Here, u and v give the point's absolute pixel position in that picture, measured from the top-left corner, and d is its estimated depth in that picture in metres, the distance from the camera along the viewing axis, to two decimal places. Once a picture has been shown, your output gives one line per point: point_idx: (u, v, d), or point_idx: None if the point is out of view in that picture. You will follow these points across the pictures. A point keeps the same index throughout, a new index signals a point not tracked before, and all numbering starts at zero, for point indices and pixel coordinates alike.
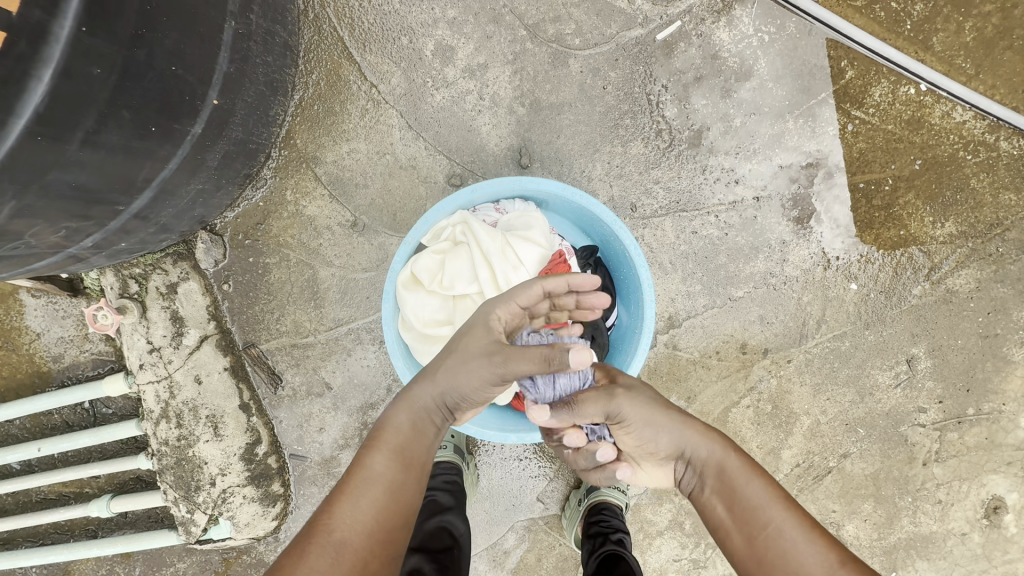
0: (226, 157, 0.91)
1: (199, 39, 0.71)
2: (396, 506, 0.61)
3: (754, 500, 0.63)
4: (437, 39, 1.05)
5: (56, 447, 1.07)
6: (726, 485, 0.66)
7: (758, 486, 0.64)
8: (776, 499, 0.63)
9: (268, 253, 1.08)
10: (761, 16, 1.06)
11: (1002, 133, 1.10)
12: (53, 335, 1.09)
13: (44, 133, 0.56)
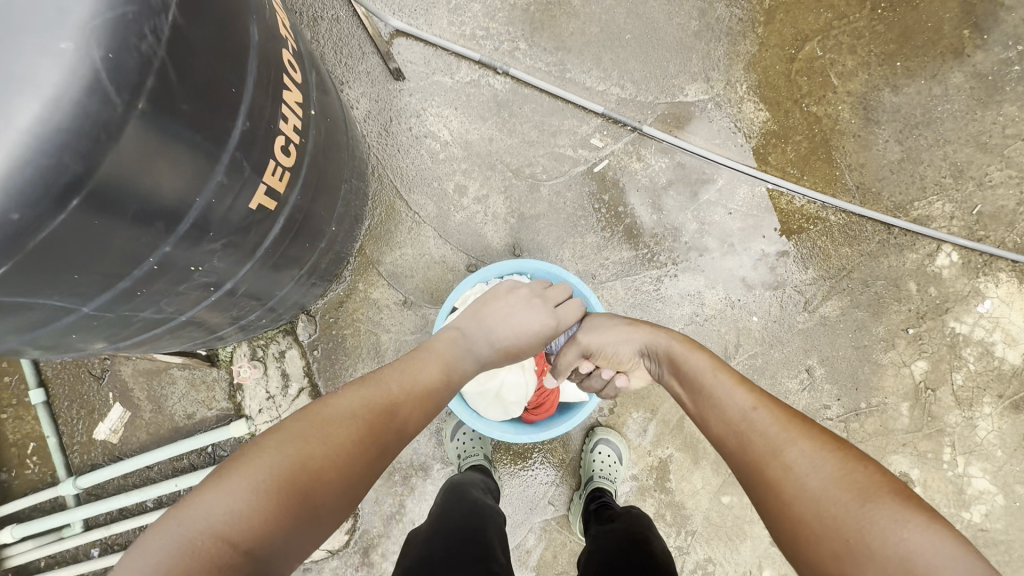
0: (328, 263, 1.43)
1: (329, 196, 1.26)
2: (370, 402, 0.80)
3: (710, 377, 0.95)
4: (455, 181, 1.63)
5: (188, 482, 1.44)
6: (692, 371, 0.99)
7: (720, 370, 0.96)
8: (724, 373, 0.95)
9: (345, 326, 1.56)
10: (660, 151, 1.66)
11: (829, 210, 1.67)
12: (190, 397, 1.52)
13: (267, 250, 1.07)
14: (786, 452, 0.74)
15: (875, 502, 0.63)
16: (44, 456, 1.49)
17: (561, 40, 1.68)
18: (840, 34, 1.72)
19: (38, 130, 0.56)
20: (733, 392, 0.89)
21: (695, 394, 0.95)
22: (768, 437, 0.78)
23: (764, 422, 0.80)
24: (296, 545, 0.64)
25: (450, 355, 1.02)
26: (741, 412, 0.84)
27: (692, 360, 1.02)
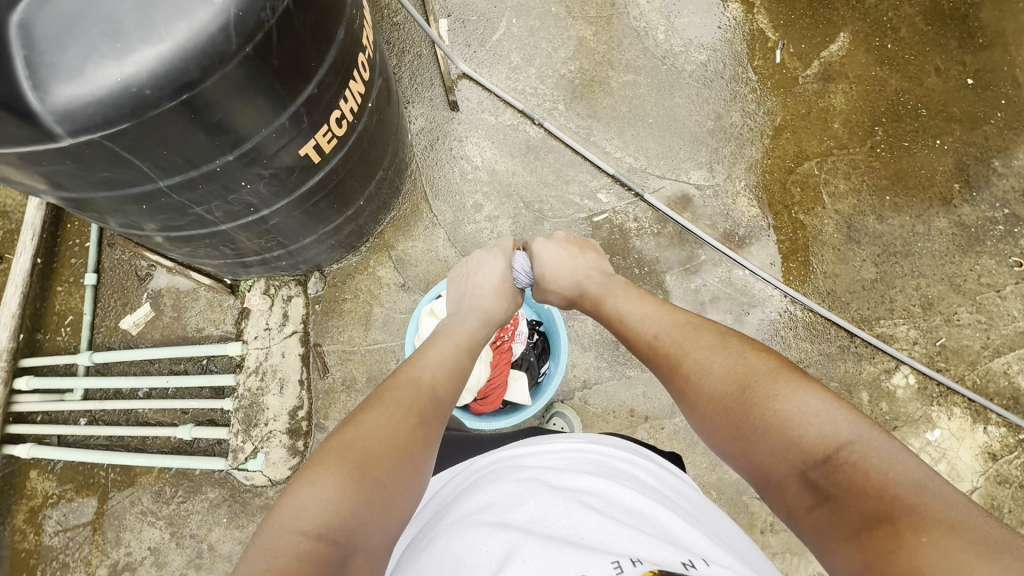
0: (350, 232, 1.70)
1: (365, 176, 1.55)
2: (357, 441, 0.81)
3: (631, 309, 1.19)
4: (475, 199, 1.90)
5: (179, 381, 1.66)
6: (615, 305, 1.24)
7: (643, 303, 1.20)
8: (642, 304, 1.19)
9: (347, 291, 1.80)
10: (656, 219, 1.90)
11: (796, 306, 1.82)
12: (205, 314, 1.77)
13: (302, 196, 1.35)
14: (694, 360, 0.99)
15: (761, 379, 0.87)
16: (75, 329, 1.76)
17: (594, 110, 2.00)
18: (838, 161, 1.95)
19: (178, 47, 0.83)
20: (654, 320, 1.13)
21: (620, 326, 1.19)
22: (678, 355, 1.02)
23: (677, 343, 1.04)
24: (373, 521, 0.73)
25: (451, 357, 1.13)
26: (658, 338, 1.08)
27: (613, 297, 1.26)
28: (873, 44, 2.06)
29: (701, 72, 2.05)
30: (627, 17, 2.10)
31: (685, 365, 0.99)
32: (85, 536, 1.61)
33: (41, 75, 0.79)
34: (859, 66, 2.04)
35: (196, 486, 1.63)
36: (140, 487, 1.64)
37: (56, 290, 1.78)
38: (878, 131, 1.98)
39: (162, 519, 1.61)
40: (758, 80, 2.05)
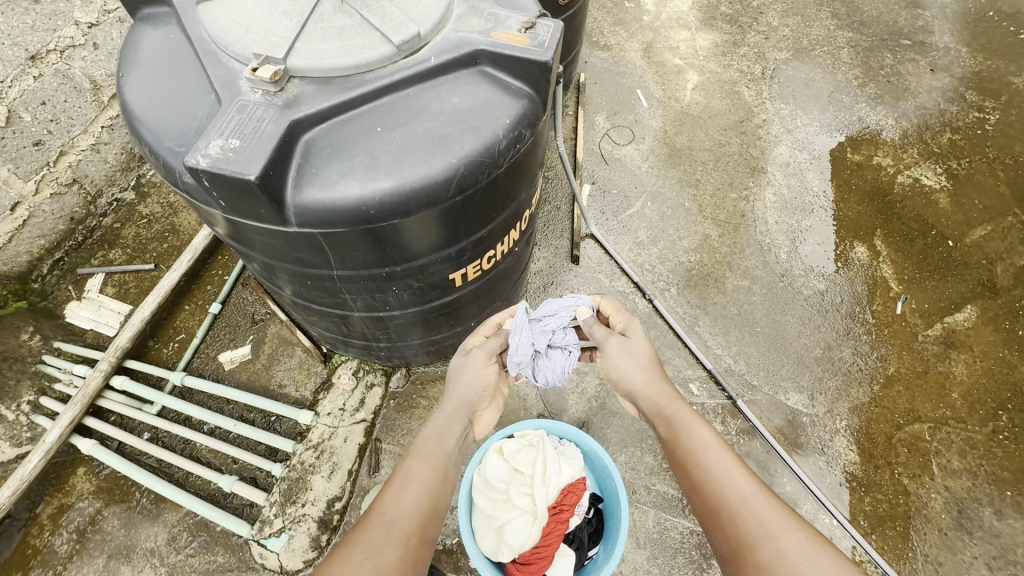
0: (449, 345, 1.79)
1: (484, 304, 1.66)
2: None
3: (709, 452, 0.93)
4: None
5: (244, 430, 1.69)
6: (696, 444, 0.95)
7: (723, 451, 0.93)
8: (730, 456, 0.92)
9: (425, 397, 1.83)
10: (744, 429, 1.83)
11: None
12: (293, 374, 1.86)
13: (431, 309, 1.46)
14: (776, 549, 0.80)
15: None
16: (180, 347, 1.89)
17: (704, 302, 2.07)
18: (954, 433, 1.83)
19: (411, 186, 0.97)
20: (730, 477, 0.90)
21: (696, 471, 0.92)
22: (755, 537, 0.82)
23: (764, 522, 0.83)
24: None
25: (429, 478, 1.00)
26: (742, 499, 0.86)
27: (690, 430, 0.97)
28: (1001, 326, 2.04)
29: (817, 298, 2.10)
30: (754, 229, 2.25)
31: (762, 551, 0.81)
32: (89, 555, 1.57)
33: (299, 178, 0.94)
34: (985, 343, 2.01)
35: (211, 543, 1.58)
36: (162, 524, 1.61)
37: (183, 307, 1.96)
38: (1003, 415, 1.86)
39: (165, 566, 1.55)
40: (875, 324, 2.05)
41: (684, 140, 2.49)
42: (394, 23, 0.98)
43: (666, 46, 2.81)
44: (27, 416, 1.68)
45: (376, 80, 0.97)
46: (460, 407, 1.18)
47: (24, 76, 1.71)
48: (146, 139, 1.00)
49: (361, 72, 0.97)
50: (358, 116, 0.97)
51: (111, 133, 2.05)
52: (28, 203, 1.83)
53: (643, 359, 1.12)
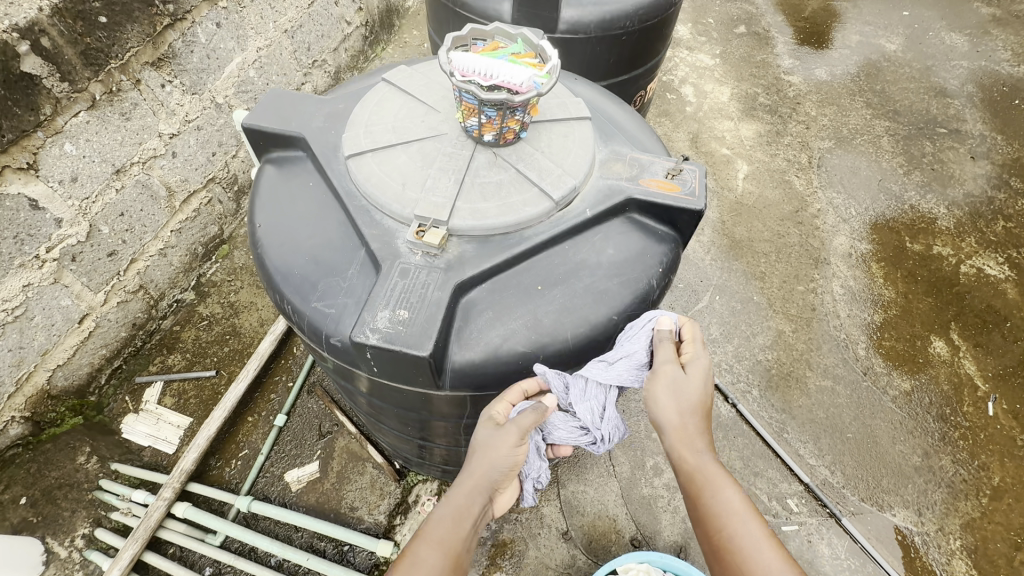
0: None
1: None
2: None
3: (737, 525, 0.81)
4: (656, 460, 1.83)
5: (319, 565, 1.53)
6: (722, 510, 0.83)
7: (753, 520, 0.81)
8: (757, 526, 0.80)
9: (507, 520, 1.70)
10: (854, 552, 1.69)
11: None
12: (365, 495, 1.72)
13: None
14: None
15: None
16: (243, 465, 1.75)
17: (790, 405, 1.97)
18: None
19: (576, 344, 0.90)
20: (753, 549, 0.78)
21: (717, 538, 0.82)
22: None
23: None
24: None
25: (436, 570, 0.81)
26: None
27: (720, 492, 0.83)
28: None
29: (905, 400, 2.01)
30: (828, 324, 2.19)
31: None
32: None
33: (460, 341, 0.88)
34: None
35: None
36: None
37: (245, 419, 1.85)
38: None
39: None
40: (968, 427, 1.96)
41: (743, 230, 2.47)
42: (552, 178, 0.95)
43: (712, 135, 2.87)
44: (80, 553, 1.52)
45: (534, 235, 0.93)
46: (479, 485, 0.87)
47: (108, 189, 1.69)
48: (286, 294, 0.94)
49: (520, 229, 0.93)
50: (516, 274, 0.93)
51: (178, 236, 2.02)
52: (95, 314, 1.76)
53: (689, 400, 0.88)
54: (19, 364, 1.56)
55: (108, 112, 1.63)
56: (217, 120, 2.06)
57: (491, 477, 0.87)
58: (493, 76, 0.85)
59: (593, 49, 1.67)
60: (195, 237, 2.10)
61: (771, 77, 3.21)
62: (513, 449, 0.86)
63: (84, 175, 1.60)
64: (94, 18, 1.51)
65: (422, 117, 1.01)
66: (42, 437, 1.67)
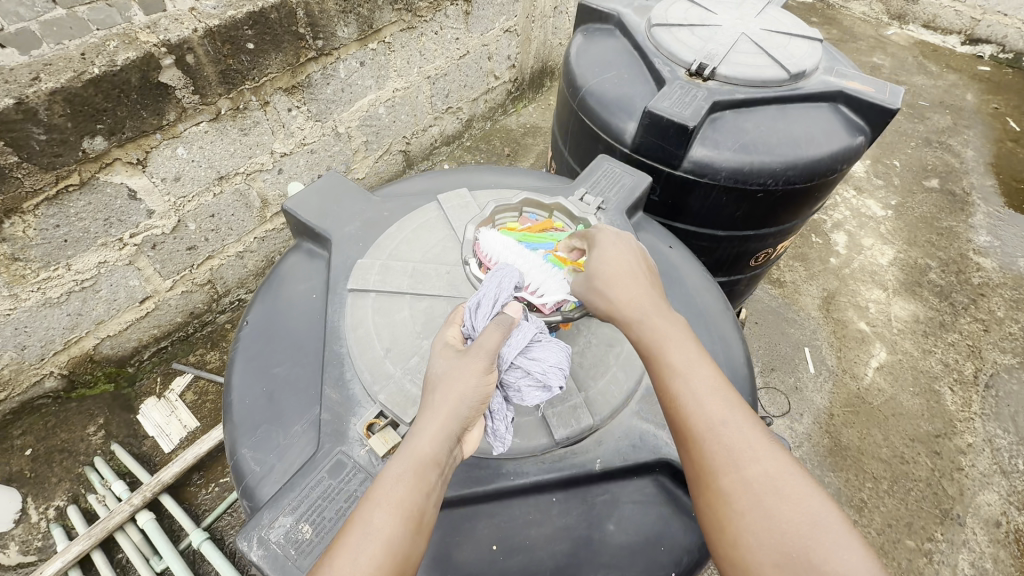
0: None
1: None
2: None
3: (691, 375, 0.75)
4: None
5: None
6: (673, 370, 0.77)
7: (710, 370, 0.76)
8: (710, 377, 0.76)
9: None
10: None
11: None
12: None
13: None
14: (753, 475, 0.68)
15: (824, 525, 0.63)
16: (218, 493, 1.72)
17: None
18: None
19: None
20: (699, 401, 0.74)
21: (665, 394, 0.76)
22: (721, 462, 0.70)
23: (742, 449, 0.70)
24: None
25: (394, 535, 0.59)
26: (727, 421, 0.72)
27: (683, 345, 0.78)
28: None
29: None
30: None
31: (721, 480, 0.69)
32: None
33: None
34: None
35: None
36: None
37: None
38: None
39: None
40: None
41: (854, 436, 1.97)
42: (564, 408, 0.81)
43: (852, 300, 2.38)
44: (46, 524, 1.57)
45: (515, 474, 0.79)
46: (448, 423, 0.65)
47: (205, 193, 1.77)
48: (229, 419, 0.82)
49: (500, 459, 0.79)
50: (471, 517, 0.77)
51: (260, 244, 2.09)
52: (157, 297, 1.85)
53: (632, 263, 0.85)
54: (74, 327, 1.67)
55: (228, 125, 1.70)
56: (331, 148, 2.12)
57: (459, 419, 0.65)
58: (535, 289, 0.83)
59: (716, 199, 1.42)
60: (275, 247, 2.16)
61: (954, 252, 2.61)
62: (482, 377, 0.65)
63: (187, 176, 1.69)
64: (243, 43, 1.58)
65: (448, 266, 0.85)
66: (72, 394, 1.78)
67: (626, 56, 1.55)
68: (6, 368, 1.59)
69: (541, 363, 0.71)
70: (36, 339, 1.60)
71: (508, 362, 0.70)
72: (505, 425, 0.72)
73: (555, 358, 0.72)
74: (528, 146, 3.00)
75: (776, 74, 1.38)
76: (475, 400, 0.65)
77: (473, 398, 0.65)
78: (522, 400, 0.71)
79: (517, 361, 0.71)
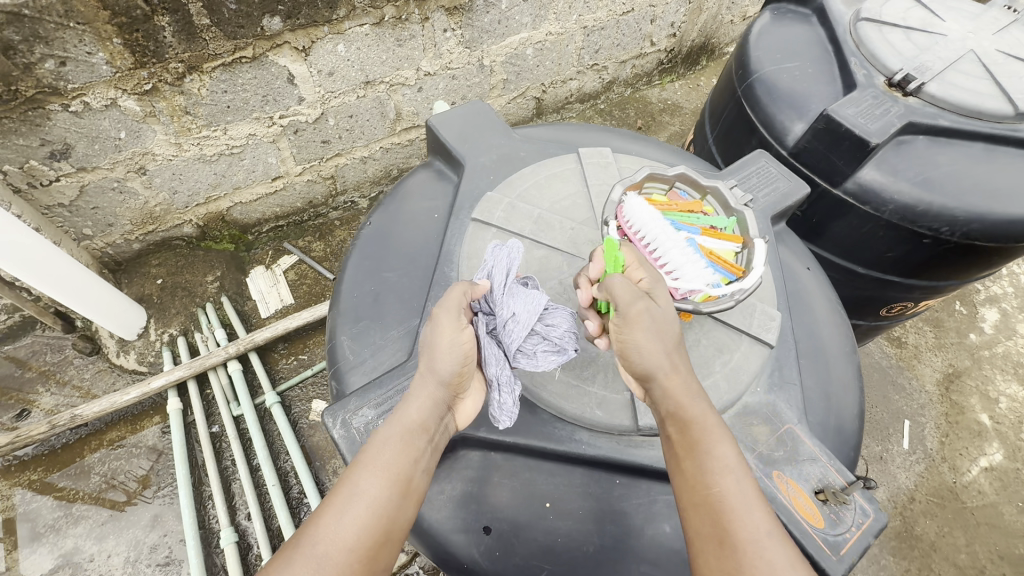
0: None
1: None
2: None
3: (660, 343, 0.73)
4: None
5: (274, 497, 1.57)
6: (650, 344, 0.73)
7: (747, 477, 0.67)
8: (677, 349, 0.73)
9: None
10: None
11: None
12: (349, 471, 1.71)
13: None
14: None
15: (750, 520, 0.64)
16: (295, 367, 1.89)
17: None
18: None
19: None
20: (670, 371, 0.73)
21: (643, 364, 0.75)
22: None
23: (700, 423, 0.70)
24: None
25: (381, 500, 0.65)
26: (755, 541, 0.62)
27: (716, 447, 0.68)
28: None
29: None
30: None
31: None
32: (97, 504, 1.61)
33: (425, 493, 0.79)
34: None
35: None
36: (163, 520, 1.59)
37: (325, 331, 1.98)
38: None
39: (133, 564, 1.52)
40: None
41: (931, 529, 1.77)
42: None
43: (981, 387, 2.08)
44: (160, 344, 1.83)
45: (585, 444, 0.78)
46: (434, 385, 0.71)
47: (351, 93, 1.86)
48: (336, 304, 0.88)
49: (576, 424, 0.79)
50: (532, 468, 0.79)
51: (384, 153, 2.18)
52: (287, 179, 2.00)
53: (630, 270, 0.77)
54: (216, 187, 1.85)
55: (388, 33, 1.75)
56: (472, 78, 2.13)
57: (445, 384, 0.71)
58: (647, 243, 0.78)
59: (870, 232, 1.26)
60: (396, 161, 2.26)
61: None
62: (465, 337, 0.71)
63: (339, 73, 1.77)
64: None
65: (575, 223, 0.83)
66: (201, 243, 2.01)
67: (817, 48, 1.37)
68: (157, 206, 1.78)
69: (557, 328, 0.74)
70: (185, 188, 1.79)
71: (527, 329, 0.71)
72: (512, 397, 0.72)
73: (570, 324, 0.75)
74: (663, 124, 2.84)
75: (999, 107, 1.16)
76: (459, 361, 0.71)
77: (455, 358, 0.71)
78: (536, 367, 0.73)
79: (535, 328, 0.73)
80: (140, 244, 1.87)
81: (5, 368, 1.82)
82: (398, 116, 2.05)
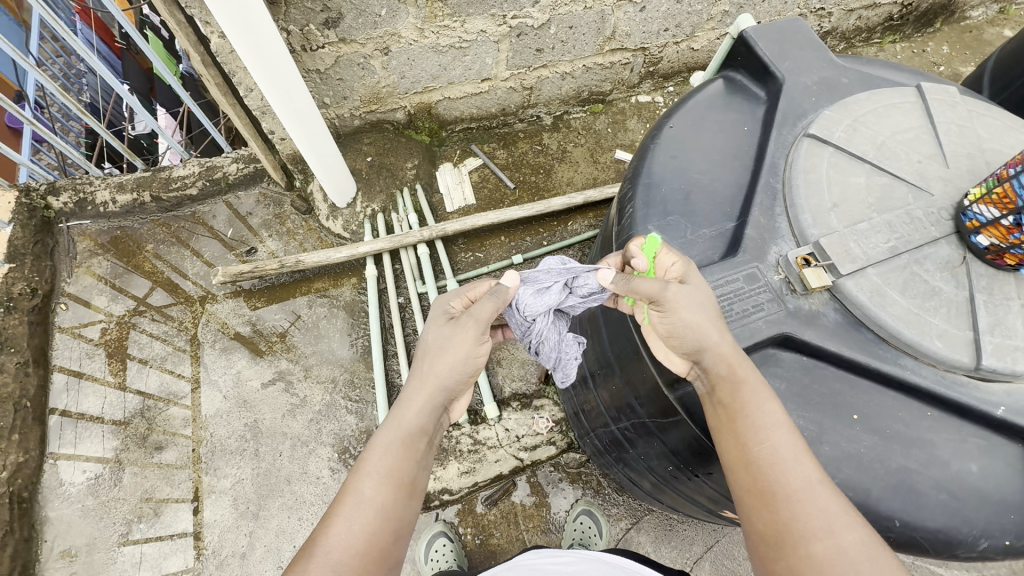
0: (634, 492, 1.56)
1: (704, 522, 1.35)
2: None
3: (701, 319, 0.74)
4: None
5: None
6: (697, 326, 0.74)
7: (788, 431, 0.71)
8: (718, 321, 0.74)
9: (571, 493, 1.70)
10: None
11: None
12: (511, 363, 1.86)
13: (664, 493, 1.24)
14: (836, 547, 0.65)
15: (802, 491, 0.68)
16: (471, 261, 2.04)
17: None
18: None
19: None
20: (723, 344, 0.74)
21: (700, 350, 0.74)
22: (797, 532, 0.68)
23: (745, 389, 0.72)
24: None
25: (381, 500, 0.80)
26: (804, 489, 0.68)
27: (755, 406, 0.71)
28: None
29: None
30: None
31: (793, 553, 0.67)
32: (306, 339, 1.89)
33: None
34: None
35: (360, 419, 1.77)
36: (355, 364, 1.85)
37: (500, 235, 2.09)
38: None
39: (330, 393, 1.81)
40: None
41: None
42: (1002, 342, 0.72)
43: None
44: (362, 216, 2.04)
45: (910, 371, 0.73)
46: (437, 389, 0.89)
47: (580, 2, 1.83)
48: (637, 195, 0.92)
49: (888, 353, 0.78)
50: None
51: (584, 72, 2.16)
52: (493, 82, 2.06)
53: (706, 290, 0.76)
54: (435, 79, 1.95)
55: None
56: (695, 5, 2.01)
57: (444, 388, 0.90)
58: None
59: None
60: (591, 83, 2.24)
61: None
62: (474, 345, 0.91)
63: None
64: None
65: (922, 156, 0.81)
66: (405, 131, 2.16)
67: None
68: (385, 87, 1.92)
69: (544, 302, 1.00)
70: (411, 74, 1.90)
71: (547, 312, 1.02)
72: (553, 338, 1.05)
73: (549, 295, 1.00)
74: None
75: None
76: (462, 372, 0.91)
77: (461, 363, 0.91)
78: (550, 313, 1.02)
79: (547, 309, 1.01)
80: (359, 121, 2.04)
81: (237, 210, 2.12)
82: (611, 34, 2.01)
